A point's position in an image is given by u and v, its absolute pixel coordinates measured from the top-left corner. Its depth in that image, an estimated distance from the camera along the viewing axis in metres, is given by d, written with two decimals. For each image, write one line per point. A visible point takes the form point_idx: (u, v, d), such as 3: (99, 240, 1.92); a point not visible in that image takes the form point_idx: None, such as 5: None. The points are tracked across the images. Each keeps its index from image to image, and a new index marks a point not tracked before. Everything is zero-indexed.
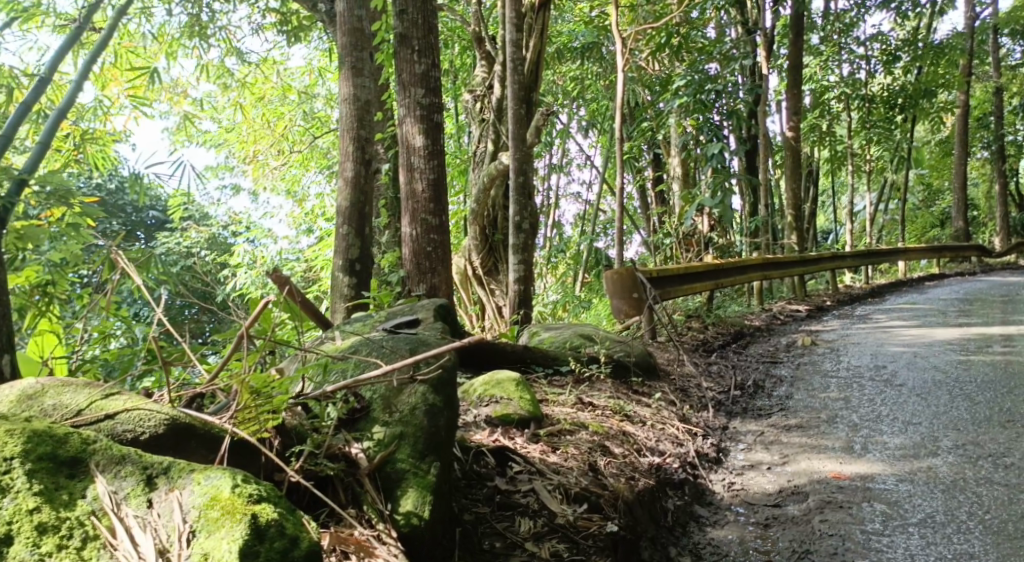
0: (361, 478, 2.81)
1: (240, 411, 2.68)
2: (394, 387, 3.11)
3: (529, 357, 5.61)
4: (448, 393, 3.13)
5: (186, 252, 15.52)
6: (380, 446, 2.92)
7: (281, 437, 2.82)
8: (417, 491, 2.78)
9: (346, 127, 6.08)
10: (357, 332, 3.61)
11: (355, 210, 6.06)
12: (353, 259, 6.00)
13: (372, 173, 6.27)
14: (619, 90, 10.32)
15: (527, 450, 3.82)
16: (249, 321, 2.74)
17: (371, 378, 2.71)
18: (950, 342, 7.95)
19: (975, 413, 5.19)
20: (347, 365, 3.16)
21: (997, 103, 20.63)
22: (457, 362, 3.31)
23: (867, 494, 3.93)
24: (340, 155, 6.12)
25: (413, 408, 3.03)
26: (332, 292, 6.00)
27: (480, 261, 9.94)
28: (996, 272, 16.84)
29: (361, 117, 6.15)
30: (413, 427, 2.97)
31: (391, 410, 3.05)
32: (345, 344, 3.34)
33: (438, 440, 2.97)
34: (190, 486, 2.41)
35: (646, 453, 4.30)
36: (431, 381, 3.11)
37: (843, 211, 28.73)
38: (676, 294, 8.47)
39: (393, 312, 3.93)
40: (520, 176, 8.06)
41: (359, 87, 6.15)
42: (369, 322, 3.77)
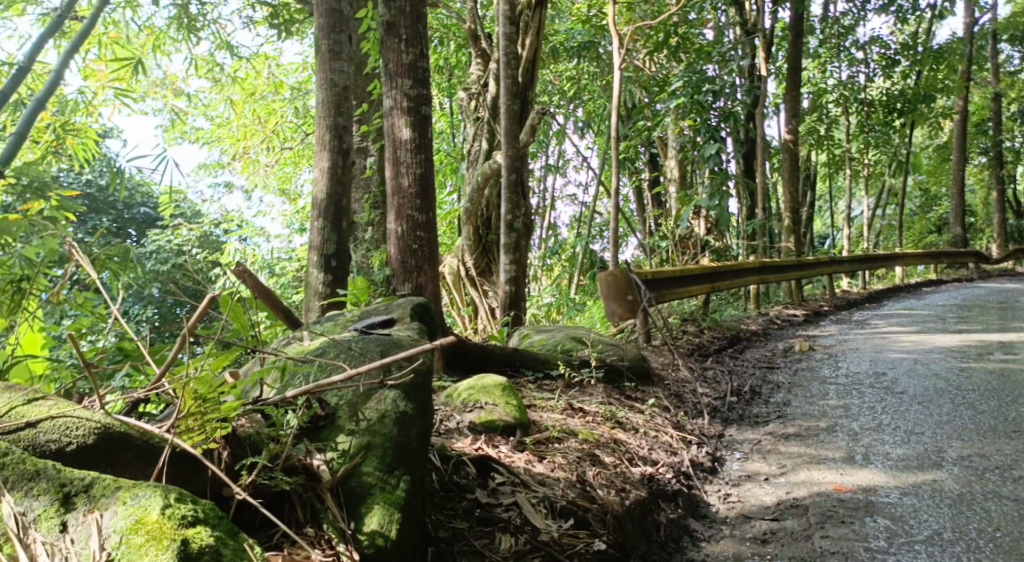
0: (322, 493, 2.61)
1: (183, 419, 2.50)
2: (361, 393, 2.92)
3: (517, 359, 5.43)
4: (421, 400, 2.95)
5: (177, 250, 15.31)
6: (345, 457, 2.73)
7: (231, 449, 2.63)
8: (384, 509, 2.61)
9: (322, 115, 5.90)
10: (327, 332, 3.41)
11: (331, 203, 5.83)
12: (329, 255, 5.80)
13: (351, 164, 6.05)
14: (615, 90, 10.12)
15: (512, 460, 3.63)
16: (193, 319, 2.55)
17: (336, 382, 2.50)
18: (950, 348, 7.78)
19: (980, 423, 5.02)
20: (311, 368, 2.97)
21: (995, 109, 20.50)
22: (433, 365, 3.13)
23: (870, 509, 3.77)
24: (316, 144, 5.93)
25: (382, 416, 2.84)
26: (307, 290, 5.80)
27: (473, 262, 9.76)
28: (994, 278, 16.71)
29: (338, 104, 5.96)
30: (381, 438, 2.79)
31: (358, 418, 2.86)
32: (312, 346, 3.14)
33: (409, 452, 2.80)
34: (113, 507, 2.24)
35: (637, 463, 4.11)
36: (403, 386, 2.93)
37: (840, 216, 28.60)
38: (671, 296, 8.30)
39: (368, 311, 3.73)
40: (513, 174, 7.82)
41: (336, 73, 5.98)
42: (340, 322, 3.57)
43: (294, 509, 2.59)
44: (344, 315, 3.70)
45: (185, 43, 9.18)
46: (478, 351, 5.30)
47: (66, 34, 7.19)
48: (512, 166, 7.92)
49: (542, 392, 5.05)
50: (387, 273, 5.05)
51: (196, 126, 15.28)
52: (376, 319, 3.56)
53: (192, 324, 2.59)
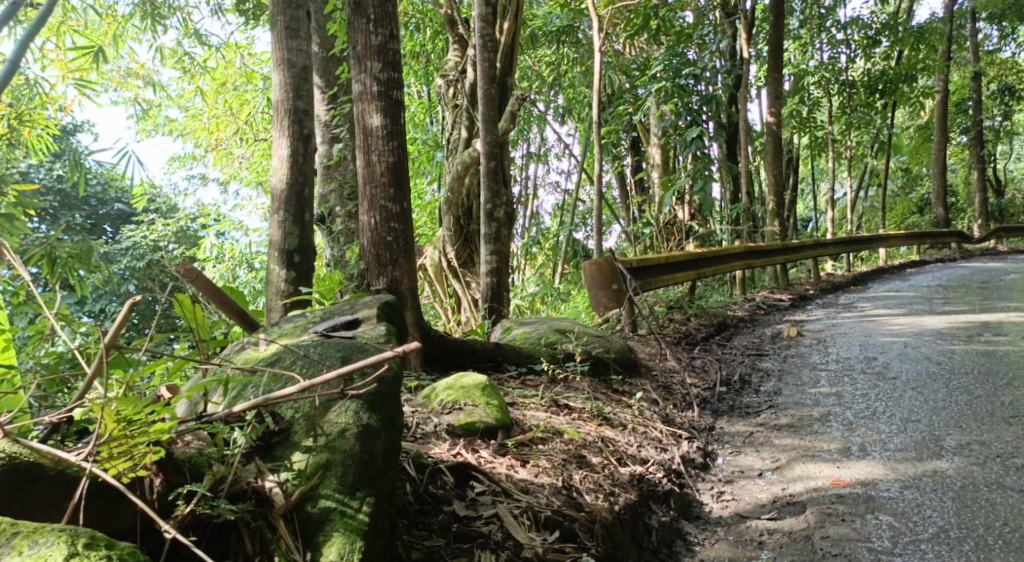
0: (274, 520, 2.41)
1: (106, 446, 2.26)
2: (319, 405, 2.71)
3: (499, 354, 5.25)
4: (385, 411, 2.76)
5: (153, 246, 14.92)
6: (301, 478, 2.51)
7: (165, 476, 2.39)
8: (344, 536, 2.40)
9: (280, 98, 5.63)
10: (284, 336, 3.16)
11: (292, 195, 5.58)
12: (292, 250, 5.57)
13: (314, 150, 5.79)
14: (595, 75, 9.88)
15: (494, 466, 3.42)
16: (112, 329, 2.29)
17: (287, 395, 2.28)
18: (940, 331, 7.62)
19: (976, 408, 4.85)
20: (261, 379, 2.74)
21: (975, 89, 20.40)
22: (400, 372, 2.91)
23: (871, 505, 3.61)
24: (275, 130, 5.67)
25: (343, 430, 2.64)
26: (268, 289, 5.54)
27: (454, 253, 9.52)
28: (977, 258, 16.65)
29: (297, 86, 5.68)
30: (340, 455, 2.58)
31: (316, 433, 2.64)
32: (267, 352, 2.92)
33: (373, 469, 2.60)
34: (8, 557, 2.08)
35: (627, 462, 3.92)
36: (365, 396, 2.73)
37: (822, 199, 28.56)
38: (656, 284, 8.10)
39: (330, 311, 3.47)
40: (491, 161, 7.56)
41: (295, 51, 5.68)
42: (301, 324, 3.33)
43: (241, 540, 2.38)
44: (306, 314, 3.47)
45: (151, 31, 8.84)
46: (457, 346, 5.11)
47: (20, 21, 6.83)
48: (490, 152, 7.63)
49: (525, 388, 4.85)
50: (361, 268, 4.83)
51: (169, 118, 14.89)
52: (339, 319, 3.32)
53: (110, 337, 2.35)
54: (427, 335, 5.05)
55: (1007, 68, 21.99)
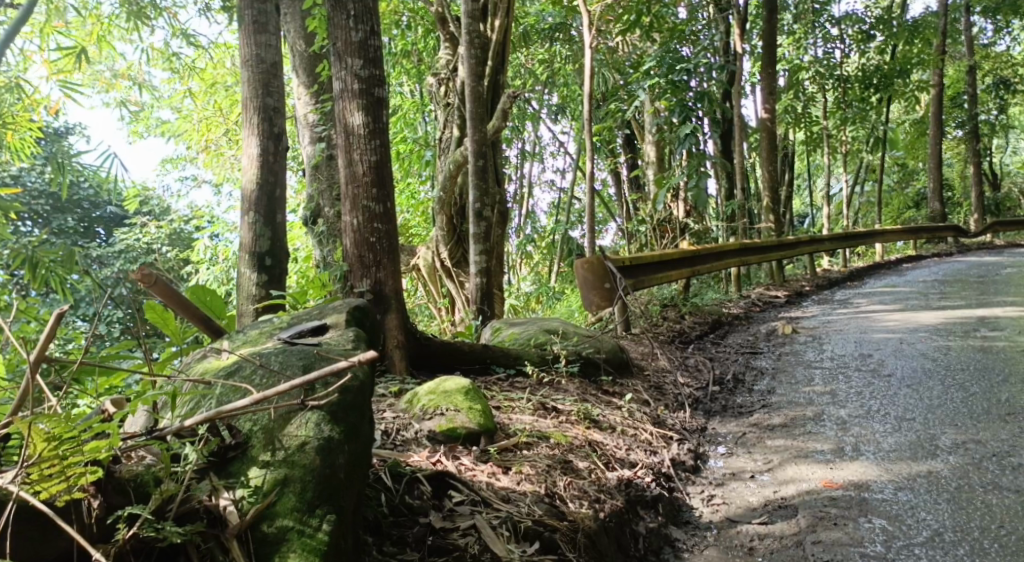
0: (226, 541, 2.31)
1: (36, 467, 2.13)
2: (279, 417, 2.61)
3: (487, 356, 5.15)
4: (348, 421, 2.67)
5: (145, 249, 14.80)
6: (257, 495, 2.41)
7: (104, 497, 2.28)
8: (301, 557, 2.33)
9: (249, 95, 5.54)
10: (249, 344, 3.04)
11: (263, 195, 5.50)
12: (263, 252, 5.43)
13: (285, 149, 5.70)
14: (586, 72, 9.79)
15: (474, 474, 3.34)
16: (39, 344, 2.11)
17: (238, 408, 2.18)
18: (936, 326, 7.54)
19: (972, 406, 4.77)
20: (213, 391, 2.64)
21: (970, 83, 20.31)
22: (368, 381, 2.82)
23: (864, 508, 3.53)
24: (245, 129, 5.58)
25: (303, 444, 2.55)
26: (240, 292, 5.41)
27: (448, 253, 9.44)
28: (974, 252, 16.57)
29: (267, 83, 5.55)
30: (300, 470, 2.48)
31: (273, 447, 2.54)
32: (227, 363, 2.83)
33: (334, 484, 2.51)
34: None
35: (615, 466, 3.85)
36: (328, 407, 2.64)
37: (819, 194, 28.49)
38: (649, 282, 8.00)
39: (298, 316, 3.33)
40: (479, 159, 7.46)
41: (264, 47, 5.55)
42: (267, 329, 3.19)
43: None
44: (274, 319, 3.31)
45: (138, 31, 8.72)
46: (445, 348, 5.03)
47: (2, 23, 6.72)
48: (478, 150, 7.53)
49: (512, 390, 4.76)
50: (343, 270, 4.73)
51: (159, 120, 14.76)
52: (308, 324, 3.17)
53: (39, 352, 2.15)
54: (414, 337, 4.96)
55: (1002, 62, 21.90)
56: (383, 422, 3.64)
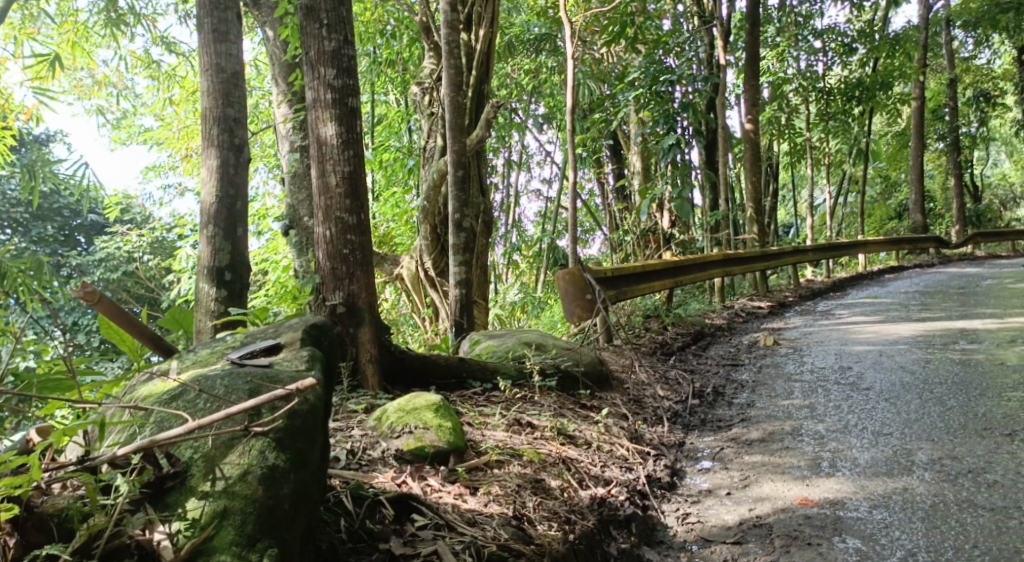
0: None
1: None
2: (222, 445, 2.53)
3: (463, 370, 5.06)
4: (296, 448, 2.57)
5: (127, 257, 14.61)
6: (194, 529, 2.34)
7: (21, 534, 2.28)
8: None
9: (208, 104, 5.26)
10: (197, 366, 2.95)
11: (223, 209, 5.23)
12: (223, 267, 5.17)
13: (247, 161, 5.41)
14: (570, 83, 9.75)
15: (440, 495, 3.29)
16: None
17: (169, 439, 2.18)
18: (915, 339, 7.51)
19: (949, 420, 4.73)
20: (148, 421, 2.61)
21: (951, 95, 20.43)
22: (321, 402, 2.72)
23: (838, 527, 3.49)
24: (203, 139, 5.30)
25: (245, 473, 2.46)
26: (197, 308, 5.13)
27: (431, 262, 9.34)
28: (956, 263, 16.62)
29: (228, 92, 5.30)
30: (240, 501, 2.40)
31: (214, 477, 2.46)
32: (168, 388, 2.77)
33: (277, 515, 2.41)
34: None
35: (588, 484, 3.82)
36: (273, 434, 2.54)
37: (803, 204, 28.60)
38: (632, 293, 7.93)
39: (253, 335, 3.20)
40: (459, 170, 7.38)
41: (225, 56, 5.30)
42: (219, 349, 3.09)
43: None
44: (228, 338, 3.21)
45: (118, 39, 8.63)
46: (419, 361, 4.95)
47: None
48: (458, 160, 7.44)
49: (486, 405, 4.69)
50: (315, 282, 4.63)
51: (142, 128, 14.60)
52: (263, 342, 3.07)
53: None
54: (389, 351, 4.88)
55: (982, 76, 22.09)
56: (349, 441, 3.61)
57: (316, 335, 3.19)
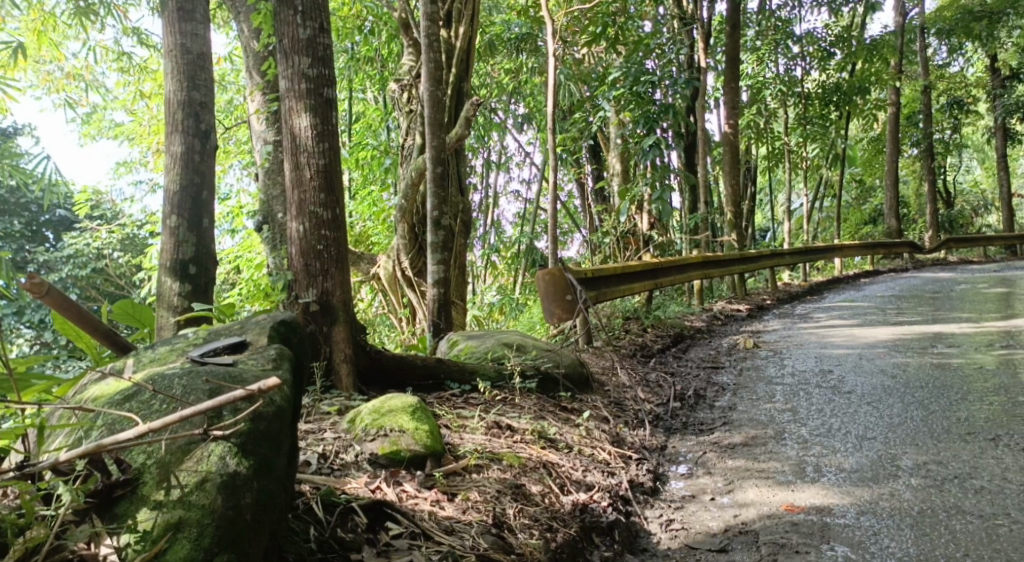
0: None
1: None
2: (177, 450, 2.38)
3: (441, 371, 4.90)
4: (260, 454, 2.42)
5: (96, 254, 14.28)
6: (145, 542, 2.18)
7: None
8: None
9: (173, 89, 5.08)
10: (155, 364, 2.79)
11: (187, 198, 5.04)
12: (186, 260, 4.99)
13: (213, 149, 5.24)
14: (550, 82, 9.64)
15: (417, 502, 3.15)
16: None
17: (119, 443, 2.02)
18: (894, 343, 7.47)
19: (932, 424, 4.66)
20: (95, 424, 2.46)
21: (924, 102, 20.61)
22: (288, 405, 2.58)
23: (827, 535, 3.39)
24: (167, 125, 5.12)
25: (203, 481, 2.31)
26: (159, 303, 4.94)
27: (409, 263, 9.19)
28: (929, 268, 16.74)
29: (194, 76, 5.13)
30: (197, 512, 2.25)
31: (168, 485, 2.31)
32: (118, 389, 2.62)
33: (238, 528, 2.28)
34: None
35: (569, 490, 3.70)
36: (234, 439, 2.39)
37: (780, 209, 28.72)
38: (611, 295, 7.82)
39: (216, 331, 3.04)
40: (438, 167, 7.22)
41: (189, 37, 5.13)
42: (179, 346, 2.93)
43: None
44: (190, 334, 3.05)
45: (88, 30, 8.41)
46: (396, 361, 4.82)
47: None
48: (436, 156, 7.28)
49: (464, 408, 4.55)
50: (287, 278, 4.47)
51: (112, 122, 14.28)
52: (227, 339, 2.91)
53: None
54: (363, 351, 4.73)
55: (955, 83, 22.40)
56: (321, 445, 3.49)
57: (285, 331, 3.02)
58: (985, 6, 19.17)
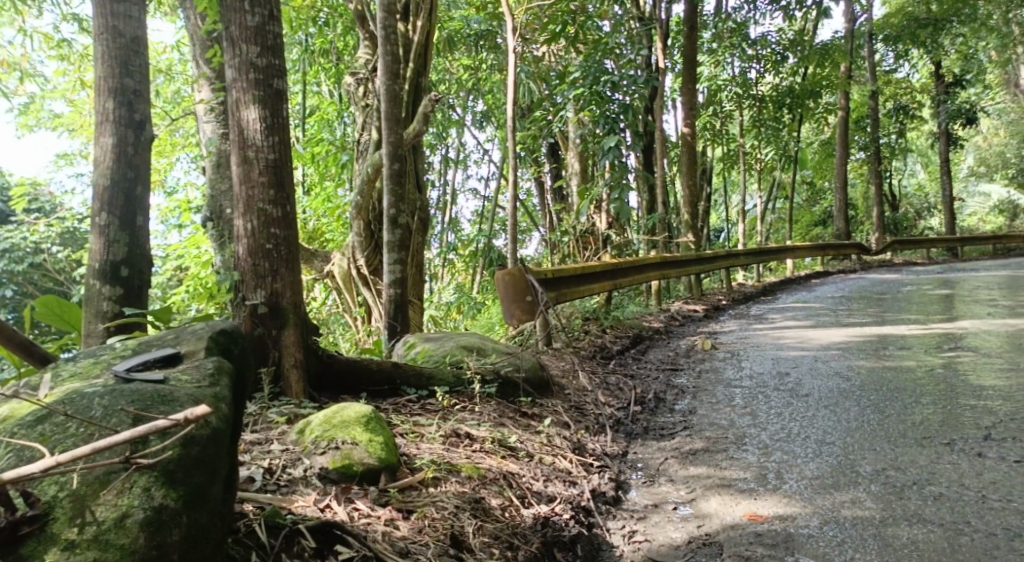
0: None
1: None
2: (94, 482, 2.19)
3: (398, 376, 4.73)
4: (191, 483, 2.25)
5: (34, 248, 13.72)
6: None
7: None
8: None
9: (103, 74, 4.80)
10: (76, 379, 2.57)
11: (118, 195, 4.78)
12: (118, 261, 4.73)
13: (147, 139, 4.97)
14: (510, 80, 9.47)
15: (370, 521, 2.98)
16: None
17: (20, 476, 1.81)
18: (848, 345, 7.46)
19: (891, 428, 4.61)
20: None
21: (872, 107, 20.94)
22: (223, 426, 2.40)
23: (791, 546, 3.30)
24: (96, 113, 4.83)
25: (124, 516, 2.13)
26: (86, 308, 4.67)
27: (365, 260, 8.98)
28: (877, 269, 16.99)
29: (127, 61, 4.86)
30: (115, 551, 2.07)
31: (83, 520, 2.12)
32: (28, 411, 2.41)
33: None
34: None
35: (530, 505, 3.56)
36: (161, 468, 2.21)
37: (734, 210, 29.00)
38: (571, 295, 7.71)
39: (147, 342, 2.83)
40: (394, 163, 7.01)
41: (121, 18, 4.86)
42: (104, 359, 2.71)
43: None
44: (118, 345, 2.83)
45: (25, 15, 8.02)
46: (351, 366, 4.62)
47: None
48: (392, 153, 7.07)
49: (421, 415, 4.39)
50: (234, 278, 4.25)
51: (53, 112, 13.73)
52: (160, 351, 2.70)
53: None
54: (316, 355, 4.52)
55: (901, 89, 22.83)
56: (268, 459, 3.30)
57: (226, 342, 2.80)
58: (930, 14, 19.42)
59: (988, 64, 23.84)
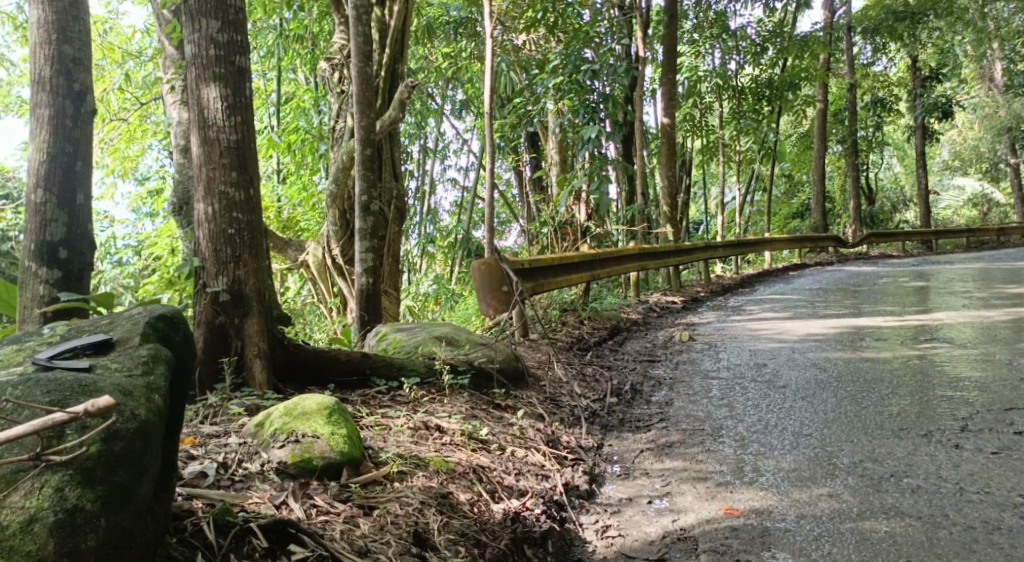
0: None
1: None
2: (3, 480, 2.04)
3: (367, 366, 4.60)
4: (112, 482, 2.10)
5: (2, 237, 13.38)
6: None
7: None
8: None
9: (39, 41, 4.59)
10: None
11: (57, 169, 4.59)
12: (55, 242, 4.55)
13: (89, 113, 4.77)
14: (489, 67, 9.30)
15: (328, 519, 2.85)
16: None
17: None
18: (825, 336, 7.41)
19: (869, 420, 4.53)
20: None
21: (849, 100, 20.95)
22: (153, 421, 2.25)
23: (767, 540, 3.20)
24: (33, 85, 4.62)
25: (31, 520, 1.99)
26: (21, 291, 4.48)
27: (339, 250, 8.82)
28: (854, 261, 17.05)
29: (64, 29, 4.66)
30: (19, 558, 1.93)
31: None
32: None
33: None
34: None
35: (500, 501, 3.44)
36: (76, 468, 2.07)
37: (713, 202, 29.02)
38: (548, 285, 7.59)
39: (81, 328, 2.66)
40: (366, 148, 6.85)
41: None
42: (32, 347, 2.55)
43: None
44: (49, 331, 2.68)
45: None
46: (317, 356, 4.48)
47: None
48: (364, 138, 6.91)
49: (390, 407, 4.25)
50: (194, 264, 4.09)
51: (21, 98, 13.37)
52: (91, 337, 2.56)
53: None
54: (280, 345, 4.37)
55: (879, 82, 22.83)
56: (222, 453, 3.16)
57: (165, 328, 2.65)
58: (907, 7, 19.37)
59: (964, 57, 23.91)
